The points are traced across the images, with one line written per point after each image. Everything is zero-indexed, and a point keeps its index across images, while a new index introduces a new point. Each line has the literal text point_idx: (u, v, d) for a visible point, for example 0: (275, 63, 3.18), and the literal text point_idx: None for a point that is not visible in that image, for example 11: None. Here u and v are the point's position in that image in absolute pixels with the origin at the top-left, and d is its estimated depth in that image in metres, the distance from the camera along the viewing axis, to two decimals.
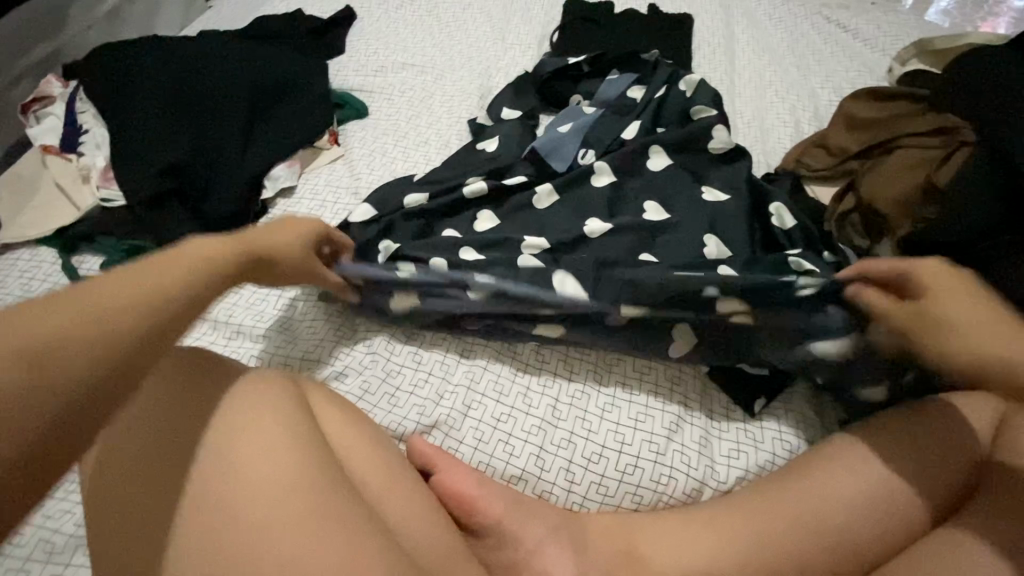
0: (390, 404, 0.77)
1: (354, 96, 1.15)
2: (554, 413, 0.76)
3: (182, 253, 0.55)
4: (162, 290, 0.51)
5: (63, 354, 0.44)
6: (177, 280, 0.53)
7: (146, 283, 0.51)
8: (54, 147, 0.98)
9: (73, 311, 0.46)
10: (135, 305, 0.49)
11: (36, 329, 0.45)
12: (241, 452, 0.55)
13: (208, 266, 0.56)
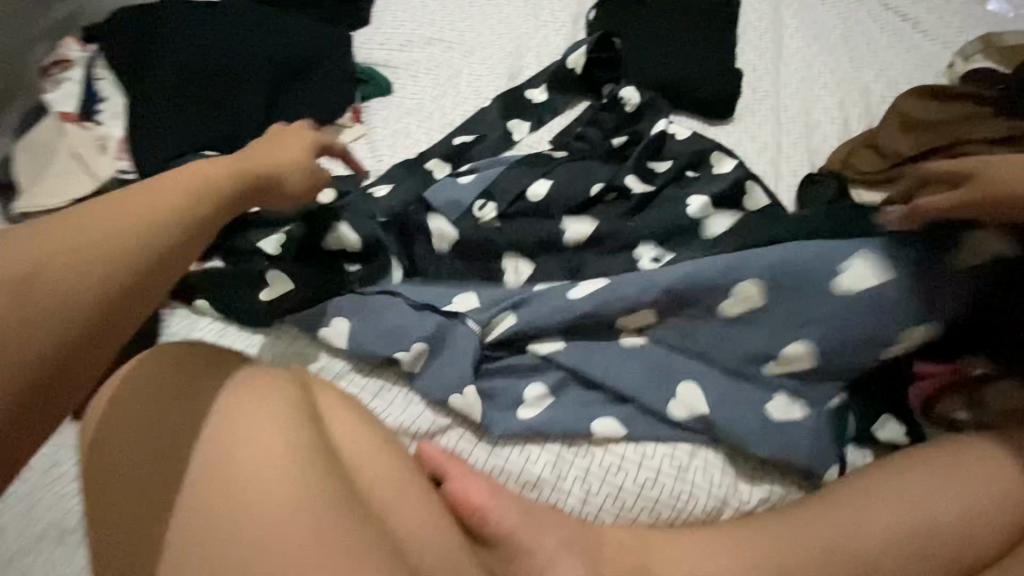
0: (405, 401, 0.73)
1: (379, 72, 1.10)
2: (575, 421, 0.70)
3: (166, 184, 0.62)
4: (145, 221, 0.58)
5: (44, 279, 0.52)
6: (172, 199, 0.61)
7: (131, 216, 0.58)
8: (71, 114, 0.96)
9: (50, 247, 0.54)
10: (117, 257, 0.56)
11: (63, 248, 0.54)
12: (237, 470, 0.55)
13: (137, 211, 0.58)
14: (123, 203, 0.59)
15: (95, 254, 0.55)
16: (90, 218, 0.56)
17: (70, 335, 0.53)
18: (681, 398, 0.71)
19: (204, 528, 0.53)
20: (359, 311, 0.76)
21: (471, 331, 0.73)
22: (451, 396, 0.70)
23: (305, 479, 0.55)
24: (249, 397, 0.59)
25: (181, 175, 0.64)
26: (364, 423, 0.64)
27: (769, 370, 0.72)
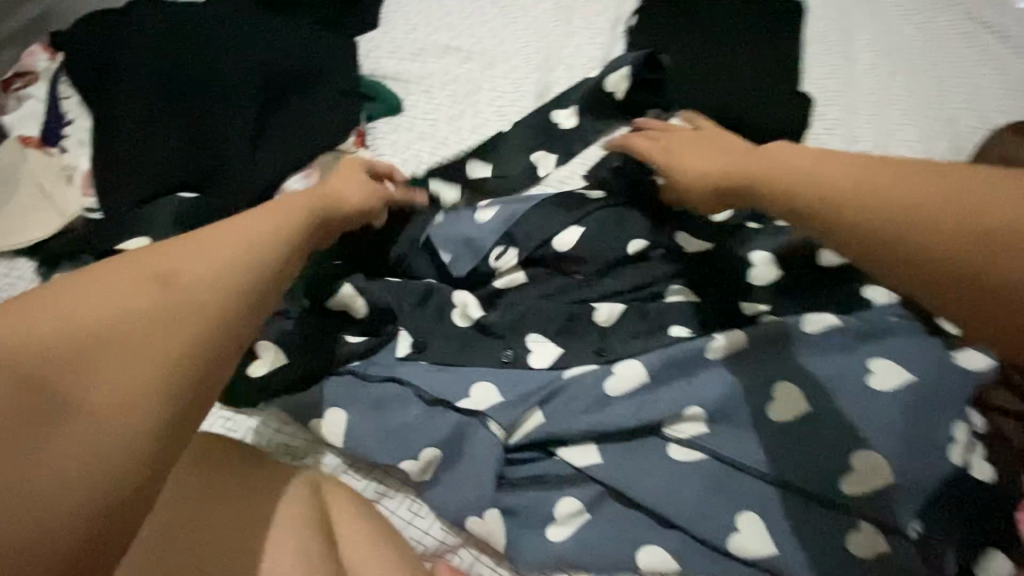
0: (411, 511, 0.62)
1: (387, 87, 0.96)
2: (613, 547, 0.59)
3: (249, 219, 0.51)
4: (226, 265, 0.46)
5: (75, 358, 0.39)
6: (256, 239, 0.49)
7: (215, 254, 0.46)
8: (34, 138, 0.83)
9: (57, 321, 0.40)
10: (177, 323, 0.42)
11: (76, 319, 0.40)
12: None
13: (223, 259, 0.46)
14: (211, 246, 0.47)
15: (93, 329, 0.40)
16: (148, 269, 0.44)
17: (141, 430, 0.40)
18: (739, 527, 0.59)
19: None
20: (363, 405, 0.64)
21: (492, 437, 0.62)
22: (468, 518, 0.59)
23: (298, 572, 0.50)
24: (255, 485, 0.55)
25: (264, 213, 0.53)
26: (379, 537, 0.55)
27: (844, 488, 0.60)
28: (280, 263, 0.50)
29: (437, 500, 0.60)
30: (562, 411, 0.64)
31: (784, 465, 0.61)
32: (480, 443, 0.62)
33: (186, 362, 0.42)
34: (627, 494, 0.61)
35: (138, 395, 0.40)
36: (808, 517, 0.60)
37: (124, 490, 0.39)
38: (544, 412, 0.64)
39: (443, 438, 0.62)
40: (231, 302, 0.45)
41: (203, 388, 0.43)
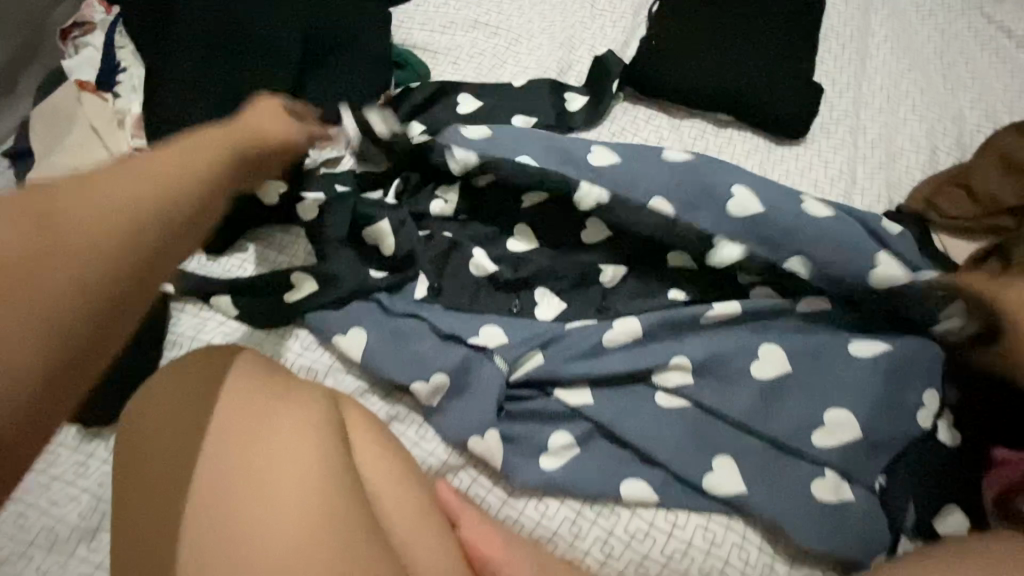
0: (419, 435, 0.68)
1: (418, 57, 1.02)
2: (602, 478, 0.65)
3: (198, 142, 0.52)
4: (168, 172, 0.47)
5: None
6: (187, 162, 0.49)
7: (152, 173, 0.47)
8: (90, 83, 0.90)
9: None
10: (102, 218, 0.43)
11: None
12: (257, 497, 0.50)
13: (164, 171, 0.47)
14: (131, 166, 0.47)
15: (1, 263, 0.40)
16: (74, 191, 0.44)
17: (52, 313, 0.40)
18: (715, 468, 0.64)
19: (207, 535, 0.49)
20: (382, 335, 0.71)
21: (498, 370, 0.68)
22: (471, 439, 0.65)
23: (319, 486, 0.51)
24: (280, 392, 0.57)
25: (210, 135, 0.54)
26: (389, 446, 0.60)
27: (816, 441, 0.65)
28: (227, 179, 0.52)
29: (443, 421, 0.67)
30: (561, 354, 0.69)
31: (763, 419, 0.66)
32: (487, 372, 0.68)
33: (104, 246, 0.42)
34: (616, 433, 0.66)
35: (82, 252, 0.42)
36: (784, 461, 0.65)
37: (57, 354, 0.40)
38: (544, 355, 0.70)
39: (455, 367, 0.68)
40: (166, 184, 0.47)
41: (143, 247, 0.44)
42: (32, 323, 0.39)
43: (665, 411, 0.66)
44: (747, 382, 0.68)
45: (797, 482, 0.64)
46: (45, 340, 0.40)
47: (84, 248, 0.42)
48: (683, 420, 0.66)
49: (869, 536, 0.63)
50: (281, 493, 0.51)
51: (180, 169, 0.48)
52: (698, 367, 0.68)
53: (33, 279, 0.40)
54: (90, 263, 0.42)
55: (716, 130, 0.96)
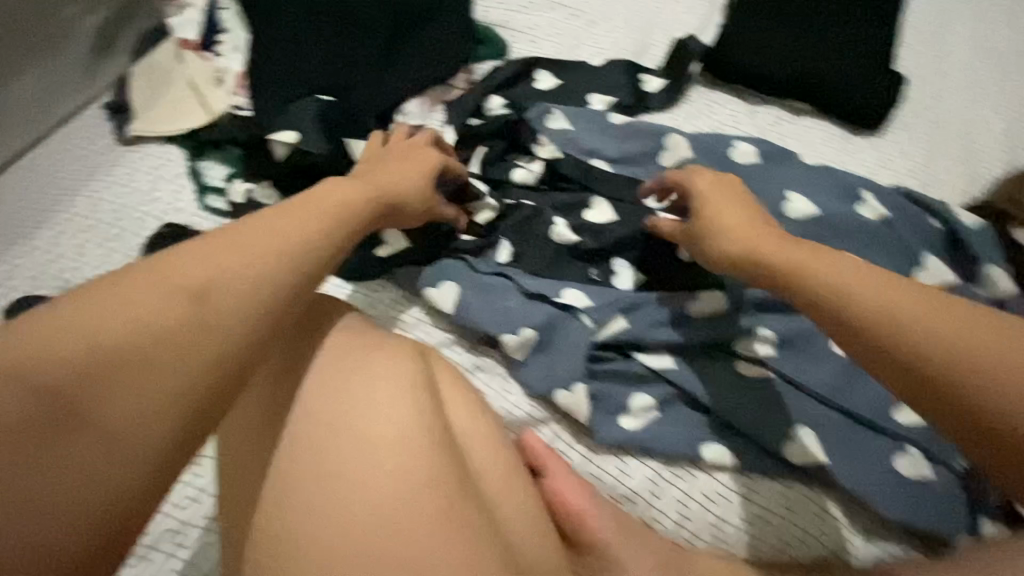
0: (503, 388, 0.72)
1: (498, 33, 1.04)
2: (682, 439, 0.66)
3: (303, 209, 0.54)
4: (272, 254, 0.50)
5: (150, 317, 0.45)
6: (295, 235, 0.52)
7: (267, 246, 0.50)
8: (192, 42, 0.95)
9: (127, 308, 0.44)
10: (225, 299, 0.47)
11: (127, 316, 0.44)
12: (361, 437, 0.52)
13: (271, 248, 0.50)
14: (254, 230, 0.50)
15: (149, 319, 0.45)
16: (214, 247, 0.48)
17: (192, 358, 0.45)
18: (795, 437, 0.65)
19: (314, 486, 0.51)
20: (472, 290, 0.74)
21: (583, 327, 0.71)
22: (557, 392, 0.68)
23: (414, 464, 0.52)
24: (379, 345, 0.59)
25: (317, 201, 0.57)
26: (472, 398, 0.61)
27: (895, 416, 0.67)
28: (335, 239, 0.55)
29: (529, 375, 0.70)
30: (642, 316, 0.71)
31: (843, 392, 0.68)
32: (572, 327, 0.71)
33: (280, 272, 0.50)
34: (697, 396, 0.68)
35: (194, 363, 0.45)
36: (863, 435, 0.66)
37: (233, 352, 0.46)
38: (624, 316, 0.72)
39: (542, 324, 0.71)
40: (306, 251, 0.52)
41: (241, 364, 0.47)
42: (219, 325, 0.46)
43: (747, 379, 0.68)
44: (828, 357, 0.69)
45: (875, 455, 0.65)
46: (230, 340, 0.46)
47: (262, 274, 0.49)
48: (765, 389, 0.67)
49: (949, 515, 0.63)
50: (377, 473, 0.51)
51: (273, 254, 0.50)
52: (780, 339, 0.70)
53: (220, 285, 0.47)
54: (263, 287, 0.48)
55: (793, 118, 0.97)
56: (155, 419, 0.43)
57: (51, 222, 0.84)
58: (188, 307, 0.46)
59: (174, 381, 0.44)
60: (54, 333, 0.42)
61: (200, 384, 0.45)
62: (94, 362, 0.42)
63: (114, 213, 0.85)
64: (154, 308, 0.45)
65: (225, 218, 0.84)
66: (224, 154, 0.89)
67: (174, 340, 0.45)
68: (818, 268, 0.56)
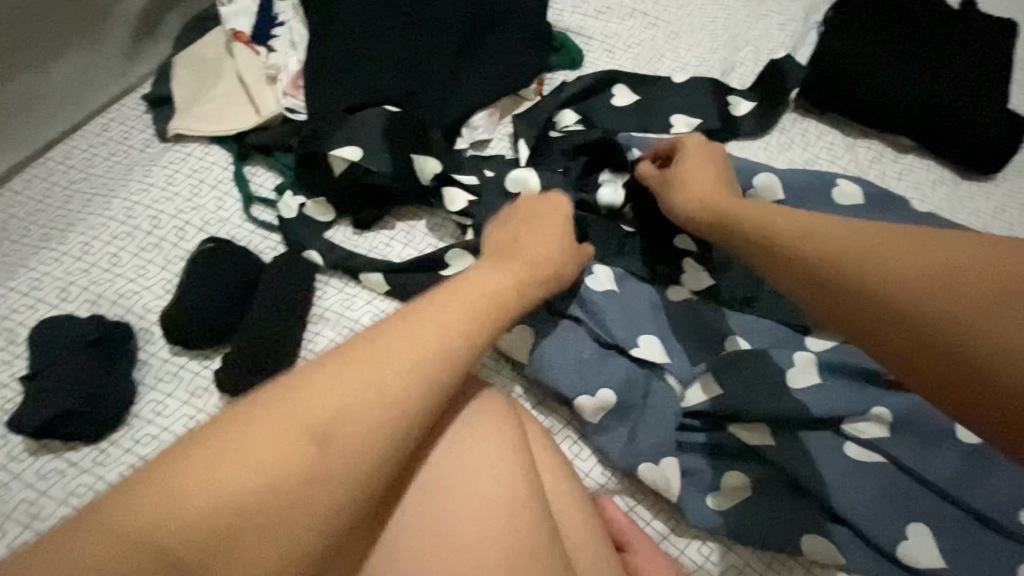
0: (576, 450, 0.65)
1: (572, 40, 0.95)
2: (780, 528, 0.59)
3: (441, 300, 0.46)
4: (408, 365, 0.42)
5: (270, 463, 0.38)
6: (433, 336, 0.44)
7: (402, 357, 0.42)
8: (243, 34, 0.87)
9: (247, 457, 0.38)
10: (354, 433, 0.40)
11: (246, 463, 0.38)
12: (464, 516, 0.46)
13: (406, 358, 0.42)
14: (386, 339, 0.43)
15: (269, 465, 0.38)
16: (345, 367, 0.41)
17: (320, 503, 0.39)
18: (909, 536, 0.58)
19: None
20: (545, 340, 0.66)
21: (669, 390, 0.65)
22: (642, 464, 0.61)
23: (516, 509, 0.46)
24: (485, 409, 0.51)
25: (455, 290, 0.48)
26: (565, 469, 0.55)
27: None
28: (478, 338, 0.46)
29: (609, 440, 0.63)
30: (735, 382, 0.62)
31: (964, 487, 0.59)
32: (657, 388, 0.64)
33: (416, 391, 0.42)
34: (796, 480, 0.60)
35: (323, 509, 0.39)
36: (988, 538, 0.58)
37: (349, 498, 0.40)
38: (714, 381, 0.63)
39: (626, 385, 0.64)
40: (436, 368, 0.43)
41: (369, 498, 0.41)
42: (350, 458, 0.40)
43: (856, 464, 0.60)
44: (947, 445, 0.61)
45: (1006, 565, 0.57)
46: (347, 491, 0.39)
47: (390, 405, 0.41)
48: (876, 478, 0.60)
49: None
50: (475, 523, 0.45)
51: (407, 368, 0.42)
52: (895, 420, 0.61)
53: (346, 422, 0.40)
54: (388, 421, 0.41)
55: (896, 155, 0.89)
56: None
57: (83, 225, 0.77)
58: (310, 454, 0.39)
59: (292, 536, 0.38)
60: (173, 490, 0.36)
61: (314, 542, 0.38)
62: (216, 528, 0.36)
63: (151, 220, 0.77)
64: (276, 456, 0.38)
65: (273, 232, 0.77)
66: (273, 161, 0.82)
67: (300, 491, 0.38)
68: (829, 242, 0.49)
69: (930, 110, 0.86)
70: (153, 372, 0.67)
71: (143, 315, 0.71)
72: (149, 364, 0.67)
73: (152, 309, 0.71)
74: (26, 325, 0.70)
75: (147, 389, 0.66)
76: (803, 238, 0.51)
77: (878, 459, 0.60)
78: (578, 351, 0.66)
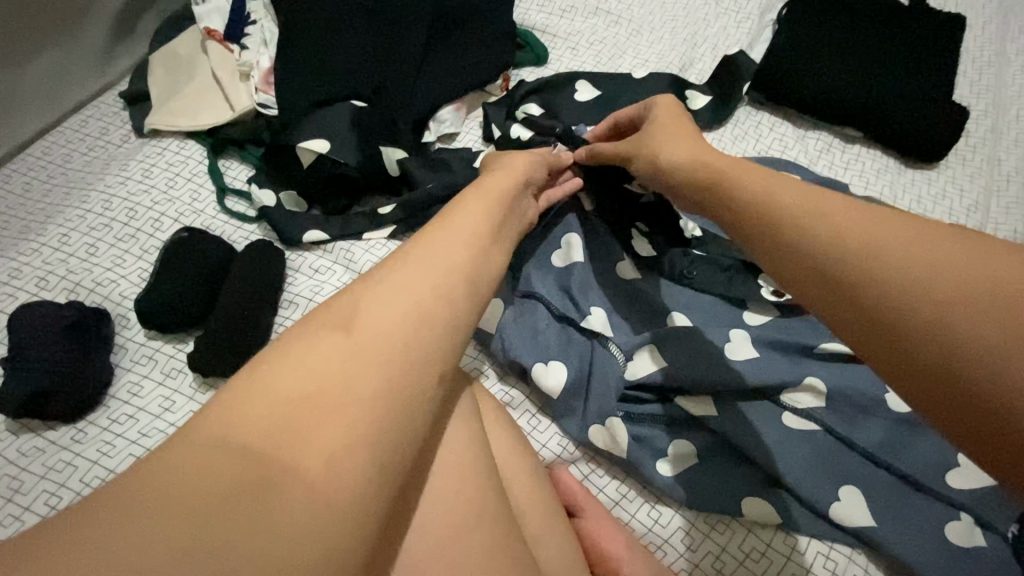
0: (533, 424, 0.68)
1: (537, 38, 0.98)
2: (721, 490, 0.63)
3: (453, 221, 0.49)
4: (440, 266, 0.44)
5: (318, 359, 0.38)
6: (456, 243, 0.46)
7: (428, 260, 0.44)
8: (217, 32, 0.90)
9: (291, 366, 0.38)
10: (402, 321, 0.41)
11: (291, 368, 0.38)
12: (483, 442, 0.52)
13: (438, 259, 0.44)
14: (415, 249, 0.45)
15: (319, 367, 0.38)
16: (379, 278, 0.43)
17: (374, 389, 0.38)
18: (842, 498, 0.62)
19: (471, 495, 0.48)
20: (506, 315, 0.70)
21: (613, 357, 0.68)
22: (591, 428, 0.65)
23: (464, 471, 0.49)
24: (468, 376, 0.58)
25: (464, 211, 0.51)
26: (515, 436, 0.59)
27: (949, 480, 0.62)
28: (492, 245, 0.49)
29: (563, 412, 0.67)
30: (679, 353, 0.66)
31: (892, 452, 0.64)
32: (601, 358, 0.68)
33: (449, 282, 0.44)
34: (738, 447, 0.64)
35: (375, 400, 0.37)
36: (916, 499, 0.62)
37: (413, 364, 0.40)
38: (656, 351, 0.68)
39: (576, 357, 0.68)
40: (462, 261, 0.45)
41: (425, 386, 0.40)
42: (397, 348, 0.40)
43: (793, 432, 0.64)
44: (878, 413, 0.65)
45: (933, 524, 0.60)
46: (395, 365, 0.39)
47: (415, 285, 0.42)
48: (811, 447, 0.64)
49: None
50: (421, 478, 0.48)
51: (439, 267, 0.44)
52: (828, 390, 0.66)
53: (382, 315, 0.40)
54: (420, 302, 0.42)
55: (844, 145, 0.94)
56: (350, 452, 0.35)
57: (61, 218, 0.79)
58: (350, 341, 0.39)
59: (378, 396, 0.38)
60: (234, 402, 0.36)
61: (375, 421, 0.37)
62: (282, 419, 0.35)
63: (128, 211, 0.80)
64: (322, 352, 0.38)
65: (245, 221, 0.80)
66: (247, 155, 0.85)
67: (355, 375, 0.38)
68: (776, 182, 0.48)
69: (876, 101, 0.90)
70: (129, 355, 0.70)
71: (120, 302, 0.74)
72: (124, 348, 0.71)
73: (129, 295, 0.74)
74: (6, 312, 0.72)
75: (123, 371, 0.69)
76: (732, 196, 0.50)
77: (813, 427, 0.65)
78: (534, 325, 0.70)
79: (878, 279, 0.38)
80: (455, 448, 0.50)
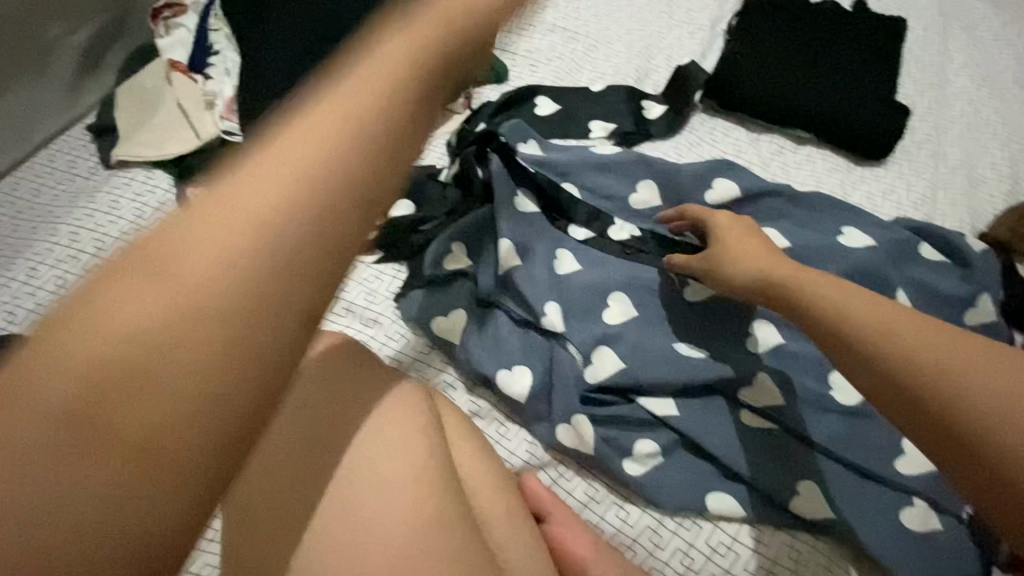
0: (500, 433, 0.69)
1: (496, 56, 1.01)
2: (684, 487, 0.64)
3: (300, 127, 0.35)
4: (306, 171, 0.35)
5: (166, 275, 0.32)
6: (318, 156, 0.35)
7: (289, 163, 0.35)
8: (181, 63, 0.92)
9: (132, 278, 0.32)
10: (265, 238, 0.34)
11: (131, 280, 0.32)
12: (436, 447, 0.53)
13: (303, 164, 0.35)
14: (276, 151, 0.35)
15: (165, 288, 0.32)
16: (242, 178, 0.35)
17: (228, 316, 0.32)
18: (800, 492, 0.63)
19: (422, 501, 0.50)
20: (469, 324, 0.72)
21: (572, 359, 0.69)
22: (557, 428, 0.67)
23: (424, 471, 0.50)
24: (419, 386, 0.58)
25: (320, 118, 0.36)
26: (475, 446, 0.59)
27: (902, 468, 0.64)
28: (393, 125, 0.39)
29: (529, 418, 0.68)
30: (635, 354, 0.69)
31: (849, 442, 0.65)
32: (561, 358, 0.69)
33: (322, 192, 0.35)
34: (698, 443, 0.65)
35: (222, 331, 0.32)
36: (872, 485, 0.64)
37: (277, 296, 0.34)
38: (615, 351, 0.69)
39: (539, 361, 0.70)
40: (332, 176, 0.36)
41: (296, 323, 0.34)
42: (258, 277, 0.33)
43: (749, 427, 0.66)
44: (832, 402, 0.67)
45: (890, 510, 0.62)
46: (261, 293, 0.33)
47: (293, 198, 0.35)
48: (768, 440, 0.65)
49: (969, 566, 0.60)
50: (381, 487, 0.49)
51: (303, 170, 0.35)
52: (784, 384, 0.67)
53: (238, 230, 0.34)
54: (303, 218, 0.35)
55: (796, 146, 0.97)
56: (195, 389, 0.31)
57: (28, 252, 0.80)
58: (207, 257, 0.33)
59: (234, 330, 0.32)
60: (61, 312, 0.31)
61: (227, 359, 0.32)
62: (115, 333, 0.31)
63: (95, 242, 0.81)
64: (174, 265, 0.32)
65: None
66: None
67: (203, 300, 0.32)
68: None
69: (824, 103, 0.94)
70: None
71: None
72: None
73: None
74: None
75: None
76: None
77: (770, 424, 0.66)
78: (495, 332, 0.71)
79: (929, 373, 0.44)
80: (409, 457, 0.51)
